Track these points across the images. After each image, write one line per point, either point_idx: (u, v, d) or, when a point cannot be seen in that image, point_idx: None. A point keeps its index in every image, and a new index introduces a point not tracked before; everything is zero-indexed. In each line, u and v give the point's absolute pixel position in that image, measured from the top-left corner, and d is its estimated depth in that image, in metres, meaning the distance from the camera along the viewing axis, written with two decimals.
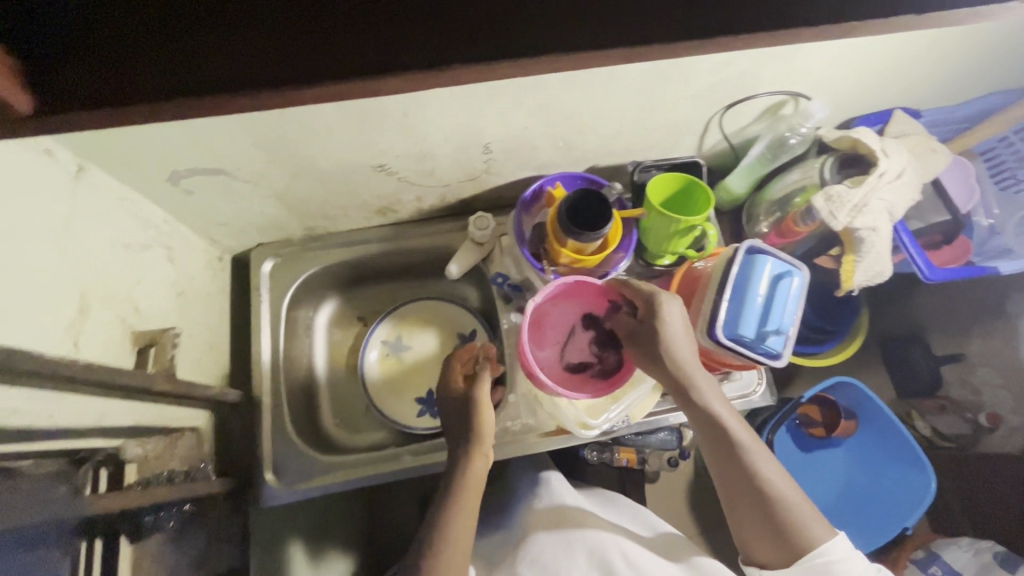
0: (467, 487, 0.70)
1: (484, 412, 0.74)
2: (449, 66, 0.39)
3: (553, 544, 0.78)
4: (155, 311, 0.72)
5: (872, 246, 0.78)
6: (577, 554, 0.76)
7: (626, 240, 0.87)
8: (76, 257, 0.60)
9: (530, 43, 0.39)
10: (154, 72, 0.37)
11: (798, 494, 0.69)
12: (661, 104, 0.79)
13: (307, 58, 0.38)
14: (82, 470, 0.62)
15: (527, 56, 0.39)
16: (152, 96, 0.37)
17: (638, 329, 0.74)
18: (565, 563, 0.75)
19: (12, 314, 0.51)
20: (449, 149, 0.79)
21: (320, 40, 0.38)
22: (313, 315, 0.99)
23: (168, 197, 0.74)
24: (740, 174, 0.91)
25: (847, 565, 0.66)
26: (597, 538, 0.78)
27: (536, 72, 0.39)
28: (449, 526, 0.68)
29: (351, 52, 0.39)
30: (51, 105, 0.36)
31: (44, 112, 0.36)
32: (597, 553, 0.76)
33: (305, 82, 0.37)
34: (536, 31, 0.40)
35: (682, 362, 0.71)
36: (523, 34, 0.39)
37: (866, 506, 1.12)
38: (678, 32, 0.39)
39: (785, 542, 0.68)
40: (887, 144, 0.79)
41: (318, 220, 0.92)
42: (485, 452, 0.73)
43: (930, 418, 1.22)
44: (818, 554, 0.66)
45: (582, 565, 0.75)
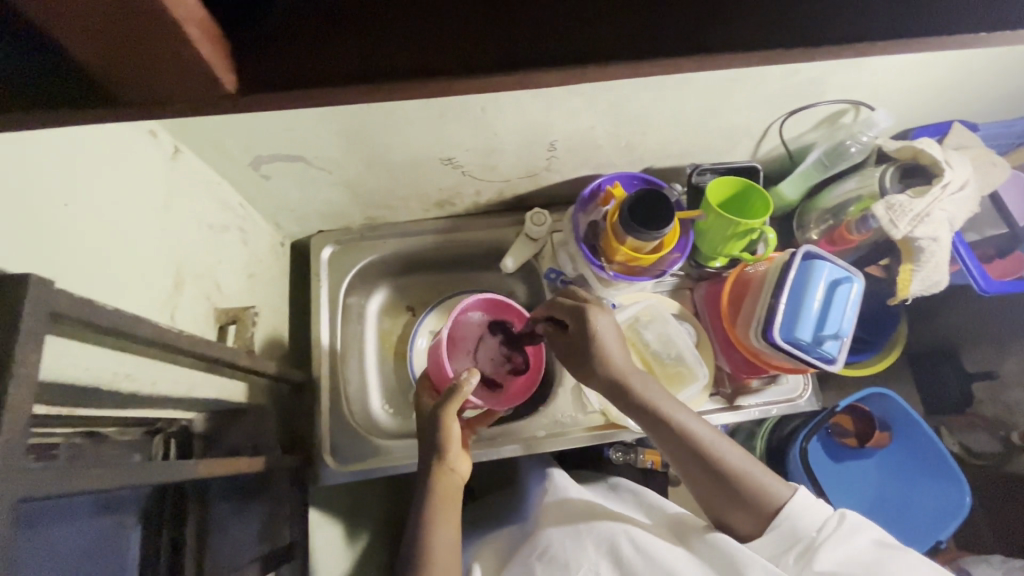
0: (439, 491, 0.72)
1: (450, 424, 0.73)
2: (636, 56, 0.32)
3: (557, 538, 0.76)
4: (231, 291, 0.75)
5: (931, 256, 0.79)
6: (585, 545, 0.73)
7: (682, 241, 0.88)
8: (172, 234, 0.63)
9: (727, 33, 0.32)
10: (341, 41, 0.30)
11: (753, 463, 0.70)
12: (726, 109, 0.80)
13: (495, 37, 0.31)
14: (156, 442, 0.67)
15: (723, 50, 0.32)
16: (339, 74, 0.30)
17: (573, 343, 0.77)
18: (573, 555, 0.72)
19: (125, 284, 0.55)
20: (516, 144, 0.81)
21: (515, 13, 0.31)
22: (366, 303, 1.01)
23: (247, 181, 0.77)
24: (794, 180, 0.91)
25: (810, 514, 0.66)
26: (604, 529, 0.74)
27: (727, 69, 0.33)
28: (430, 529, 0.71)
29: (543, 32, 0.31)
30: (256, 82, 0.29)
31: (250, 90, 0.29)
32: (604, 543, 0.73)
33: (494, 67, 0.31)
34: (730, 16, 0.33)
35: (617, 368, 0.74)
36: (720, 18, 0.32)
37: (898, 518, 1.10)
38: (887, 28, 0.33)
39: (753, 511, 0.67)
40: (950, 157, 0.80)
41: (378, 210, 0.94)
42: (453, 460, 0.74)
43: (959, 434, 1.22)
44: (785, 517, 0.66)
45: (592, 556, 0.72)
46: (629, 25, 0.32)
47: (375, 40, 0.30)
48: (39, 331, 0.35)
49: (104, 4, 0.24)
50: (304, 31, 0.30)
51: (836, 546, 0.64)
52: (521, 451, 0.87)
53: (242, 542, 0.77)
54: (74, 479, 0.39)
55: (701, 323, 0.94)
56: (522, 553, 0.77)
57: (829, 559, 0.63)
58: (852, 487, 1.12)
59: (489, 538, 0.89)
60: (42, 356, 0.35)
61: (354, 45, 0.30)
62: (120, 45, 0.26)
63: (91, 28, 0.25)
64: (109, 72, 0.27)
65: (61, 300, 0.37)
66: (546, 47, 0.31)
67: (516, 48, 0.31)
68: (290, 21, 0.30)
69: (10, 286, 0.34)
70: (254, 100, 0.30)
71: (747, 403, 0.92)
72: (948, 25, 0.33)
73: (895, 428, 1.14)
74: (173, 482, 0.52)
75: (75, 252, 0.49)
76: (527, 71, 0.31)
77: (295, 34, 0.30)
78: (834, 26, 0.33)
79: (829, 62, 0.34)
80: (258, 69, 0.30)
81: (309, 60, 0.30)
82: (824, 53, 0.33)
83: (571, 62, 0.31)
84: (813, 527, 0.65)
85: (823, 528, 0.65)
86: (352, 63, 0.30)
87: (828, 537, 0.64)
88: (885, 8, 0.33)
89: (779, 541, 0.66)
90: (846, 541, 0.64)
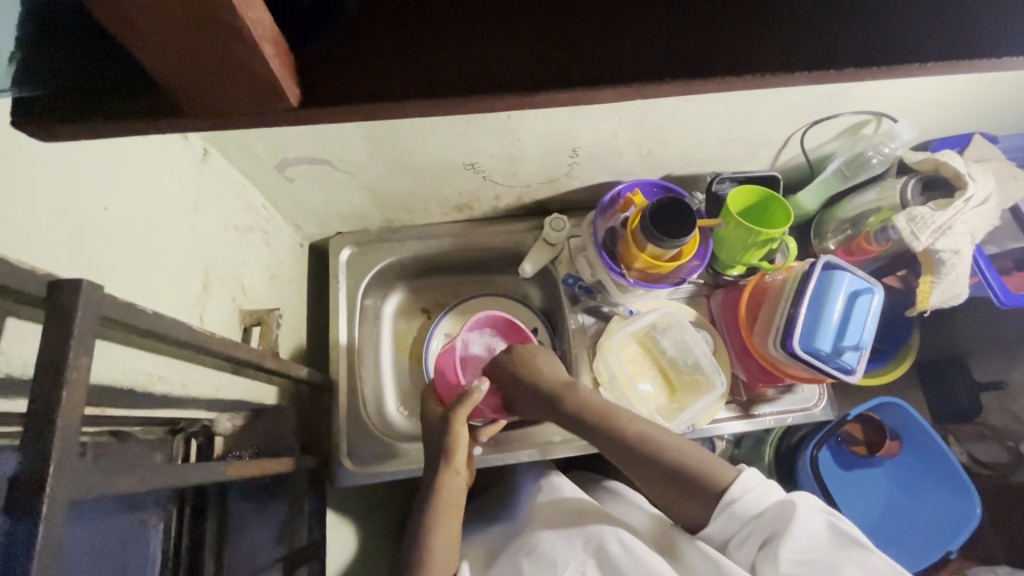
0: (437, 492, 0.73)
1: (457, 428, 0.74)
2: (676, 76, 0.33)
3: (548, 537, 0.73)
4: (254, 293, 0.76)
5: (952, 269, 0.80)
6: (574, 544, 0.70)
7: (701, 249, 0.88)
8: (200, 236, 0.63)
9: (764, 55, 0.33)
10: (401, 69, 0.33)
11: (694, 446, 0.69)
12: (749, 118, 0.80)
13: (541, 62, 0.32)
14: (177, 441, 0.65)
15: (761, 70, 0.33)
16: (400, 91, 0.32)
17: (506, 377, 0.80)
18: (560, 553, 0.69)
19: (157, 287, 0.55)
20: (539, 150, 0.82)
21: (560, 37, 0.33)
22: (382, 304, 1.01)
23: (272, 183, 0.78)
24: (813, 189, 0.92)
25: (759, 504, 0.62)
26: (594, 528, 0.71)
27: (763, 89, 0.34)
28: (428, 532, 0.71)
29: (587, 57, 0.33)
30: (319, 97, 0.32)
31: (311, 103, 0.32)
32: (592, 542, 0.70)
33: (542, 86, 0.32)
34: (767, 38, 0.34)
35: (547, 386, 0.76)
36: (756, 40, 0.33)
37: (909, 528, 1.07)
38: (921, 51, 0.33)
39: (701, 495, 0.66)
40: (973, 170, 0.80)
41: (397, 213, 0.94)
42: (458, 466, 0.75)
43: (967, 444, 1.21)
44: (731, 498, 0.64)
45: (579, 555, 0.69)
46: (669, 46, 0.33)
47: (433, 64, 0.33)
48: (90, 334, 0.35)
49: (184, 19, 0.26)
50: (365, 57, 0.33)
51: (783, 535, 0.59)
52: (537, 456, 0.87)
53: (261, 542, 0.77)
54: (115, 481, 0.39)
55: (718, 331, 0.94)
56: (510, 552, 0.75)
57: (772, 547, 0.59)
58: (862, 496, 1.09)
59: (478, 536, 0.86)
60: (92, 360, 0.35)
61: (411, 69, 0.32)
62: (196, 60, 0.28)
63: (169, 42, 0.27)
64: (180, 84, 0.30)
65: (109, 303, 0.37)
66: (591, 66, 0.32)
67: (573, 69, 0.32)
68: (355, 50, 0.33)
69: (65, 289, 0.34)
70: (316, 112, 0.32)
71: (762, 412, 0.92)
72: (983, 45, 0.33)
73: (903, 436, 1.12)
74: (203, 484, 0.52)
75: (113, 254, 0.49)
76: (571, 87, 0.32)
77: (358, 61, 0.33)
78: (870, 45, 0.34)
79: (863, 82, 0.34)
80: (323, 90, 0.32)
81: (371, 81, 0.32)
82: (858, 74, 0.33)
83: (614, 80, 0.32)
84: (758, 510, 0.63)
85: (769, 513, 0.62)
86: (409, 83, 0.32)
87: (773, 522, 0.61)
88: (916, 31, 0.34)
89: (726, 525, 0.64)
90: (795, 530, 0.59)
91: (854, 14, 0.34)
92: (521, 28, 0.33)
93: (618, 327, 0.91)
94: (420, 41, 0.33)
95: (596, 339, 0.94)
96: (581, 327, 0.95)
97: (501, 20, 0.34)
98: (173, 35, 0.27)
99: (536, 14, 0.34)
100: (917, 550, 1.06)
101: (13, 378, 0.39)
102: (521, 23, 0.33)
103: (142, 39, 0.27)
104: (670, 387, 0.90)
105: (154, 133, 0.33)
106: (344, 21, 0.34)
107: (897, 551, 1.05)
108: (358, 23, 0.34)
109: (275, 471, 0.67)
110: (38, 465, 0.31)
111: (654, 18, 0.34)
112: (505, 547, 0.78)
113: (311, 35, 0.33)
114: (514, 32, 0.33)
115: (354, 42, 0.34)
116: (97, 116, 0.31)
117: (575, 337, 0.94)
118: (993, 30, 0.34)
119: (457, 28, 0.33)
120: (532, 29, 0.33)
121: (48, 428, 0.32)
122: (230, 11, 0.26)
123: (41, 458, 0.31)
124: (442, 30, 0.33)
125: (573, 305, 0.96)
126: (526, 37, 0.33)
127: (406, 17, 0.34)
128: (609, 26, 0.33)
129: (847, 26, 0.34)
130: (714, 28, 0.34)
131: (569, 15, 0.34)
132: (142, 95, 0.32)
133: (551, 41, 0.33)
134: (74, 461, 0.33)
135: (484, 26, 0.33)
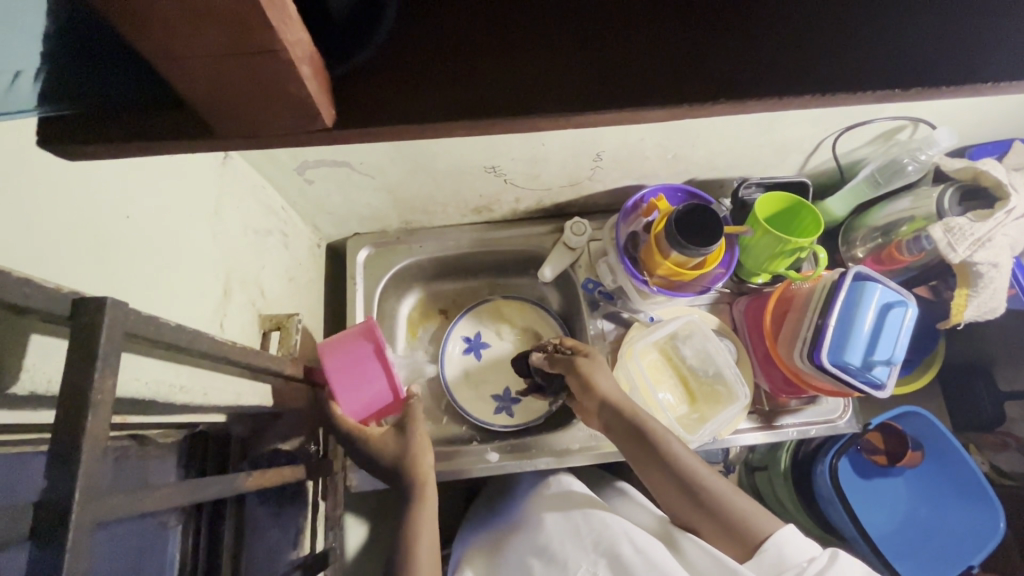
0: (427, 496, 0.71)
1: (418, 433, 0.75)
2: (701, 98, 0.31)
3: (556, 535, 0.69)
4: (273, 297, 0.75)
5: (990, 282, 0.77)
6: (584, 544, 0.66)
7: (727, 257, 0.86)
8: (221, 240, 0.62)
9: (797, 73, 0.31)
10: (433, 91, 0.32)
11: (729, 488, 0.66)
12: (780, 123, 0.78)
13: (571, 76, 0.32)
14: (194, 443, 0.65)
15: (794, 90, 0.31)
16: (432, 115, 0.31)
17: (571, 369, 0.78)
18: (571, 555, 0.65)
19: (180, 294, 0.54)
20: (562, 154, 0.80)
21: (590, 56, 0.32)
22: (398, 306, 1.00)
23: (292, 185, 0.77)
24: (843, 195, 0.88)
25: (799, 548, 0.59)
26: (604, 529, 0.67)
27: (797, 110, 0.32)
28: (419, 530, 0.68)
29: (614, 73, 0.32)
30: (353, 117, 0.32)
31: (345, 124, 0.32)
32: (603, 543, 0.65)
33: (567, 106, 0.31)
34: (801, 58, 0.32)
35: (604, 394, 0.75)
36: (787, 59, 0.32)
37: (928, 540, 1.00)
38: (963, 70, 0.31)
39: (723, 530, 0.64)
40: (1014, 179, 0.77)
41: (416, 215, 0.93)
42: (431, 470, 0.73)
43: (990, 453, 1.13)
44: (772, 541, 0.60)
45: (590, 556, 0.65)
46: (690, 62, 0.32)
47: (469, 84, 0.32)
48: (115, 354, 0.34)
49: (220, 49, 0.26)
50: (406, 76, 0.32)
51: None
52: (554, 464, 0.85)
53: (277, 547, 0.76)
54: (140, 499, 0.38)
55: (741, 339, 0.92)
56: (518, 547, 0.71)
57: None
58: (879, 507, 1.02)
59: (480, 533, 0.83)
60: (117, 380, 0.34)
61: (447, 88, 0.32)
62: (234, 85, 0.28)
63: (207, 72, 0.27)
64: (215, 110, 0.29)
65: (135, 320, 0.36)
66: (620, 85, 0.31)
67: (620, 88, 0.31)
68: (390, 73, 0.33)
69: (91, 308, 0.33)
70: (351, 133, 0.32)
71: (785, 424, 0.89)
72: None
73: (925, 445, 1.04)
74: (223, 494, 0.52)
75: (135, 263, 0.48)
76: (592, 108, 0.31)
77: (397, 82, 0.32)
78: (903, 61, 0.32)
79: (893, 104, 0.32)
80: (362, 115, 0.32)
81: (406, 101, 0.32)
82: (889, 94, 0.32)
83: (641, 99, 0.31)
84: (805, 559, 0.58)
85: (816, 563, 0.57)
86: (444, 105, 0.31)
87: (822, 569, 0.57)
88: (954, 47, 0.32)
89: (766, 573, 0.58)
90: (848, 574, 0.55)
91: (887, 32, 0.32)
92: (565, 49, 0.32)
93: (639, 335, 0.89)
94: (454, 61, 0.33)
95: (615, 345, 0.92)
96: (600, 333, 0.92)
97: (531, 39, 0.33)
98: (212, 62, 0.26)
99: (569, 33, 0.33)
100: (934, 567, 0.98)
101: (38, 395, 0.38)
102: (549, 42, 0.33)
103: (180, 60, 0.26)
104: (690, 396, 0.88)
105: (190, 152, 0.33)
106: (384, 46, 0.34)
107: (913, 567, 0.98)
108: (398, 45, 0.34)
109: (294, 477, 0.66)
110: (64, 492, 0.30)
111: (699, 38, 0.32)
112: (510, 542, 0.74)
113: (349, 53, 0.33)
114: (555, 58, 0.32)
115: (393, 63, 0.33)
116: (137, 138, 0.32)
117: (594, 343, 0.92)
118: None
119: (493, 48, 0.33)
120: (574, 49, 0.32)
121: (72, 452, 0.31)
122: (270, 33, 0.25)
123: (67, 482, 0.31)
124: (479, 54, 0.33)
125: (592, 310, 0.94)
126: (570, 61, 0.32)
127: (443, 38, 0.34)
128: (637, 44, 0.32)
129: (879, 42, 0.32)
130: (749, 48, 0.32)
131: (597, 33, 0.33)
132: (172, 119, 0.32)
133: (580, 60, 0.32)
134: (99, 484, 0.32)
135: (517, 45, 0.33)
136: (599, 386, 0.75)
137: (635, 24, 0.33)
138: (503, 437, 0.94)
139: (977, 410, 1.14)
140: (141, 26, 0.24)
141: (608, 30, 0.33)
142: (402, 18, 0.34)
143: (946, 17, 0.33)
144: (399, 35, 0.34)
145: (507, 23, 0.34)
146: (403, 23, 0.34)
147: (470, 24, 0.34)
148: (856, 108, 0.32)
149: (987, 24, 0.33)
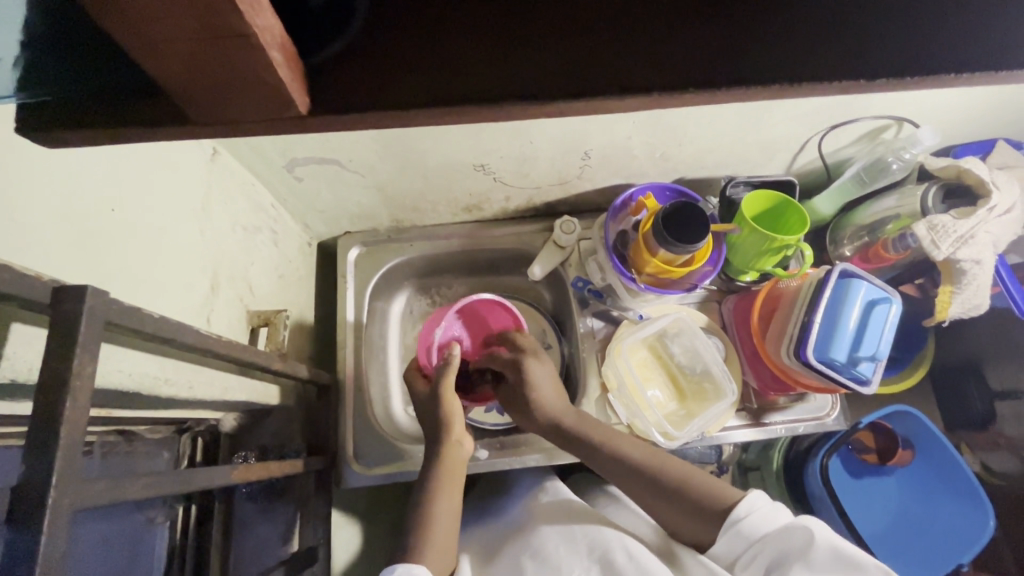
0: (449, 479, 0.72)
1: (448, 400, 0.76)
2: (675, 92, 0.32)
3: (550, 540, 0.69)
4: (262, 293, 0.75)
5: (973, 280, 0.77)
6: (577, 549, 0.67)
7: (715, 255, 0.87)
8: (208, 235, 0.62)
9: (762, 65, 0.32)
10: (410, 81, 0.32)
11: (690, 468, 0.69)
12: (766, 123, 0.79)
13: (544, 62, 0.32)
14: (183, 440, 0.68)
15: (760, 83, 0.32)
16: (409, 102, 0.32)
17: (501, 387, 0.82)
18: (565, 557, 0.66)
19: (165, 286, 0.54)
20: (551, 152, 0.81)
21: (563, 42, 0.33)
22: (389, 305, 0.99)
23: (282, 182, 0.78)
24: (830, 193, 0.89)
25: (765, 518, 0.61)
26: (598, 533, 0.68)
27: (762, 100, 0.32)
28: (439, 496, 0.69)
29: (583, 58, 0.32)
30: (330, 106, 0.33)
31: (323, 114, 0.32)
32: (596, 548, 0.66)
33: (541, 95, 0.32)
34: (768, 48, 0.33)
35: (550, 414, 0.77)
36: (753, 48, 0.32)
37: (918, 541, 1.00)
38: (930, 60, 0.32)
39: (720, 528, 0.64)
40: (997, 178, 0.78)
41: (406, 213, 0.93)
42: (459, 436, 0.76)
43: (981, 453, 1.13)
44: (736, 518, 0.62)
45: (583, 561, 0.65)
46: (659, 52, 0.32)
47: (447, 74, 0.32)
48: (95, 341, 0.34)
49: (192, 31, 0.26)
50: (385, 65, 0.33)
51: (788, 560, 0.56)
52: (544, 461, 0.85)
53: (267, 543, 0.76)
54: (123, 488, 0.38)
55: (729, 337, 0.93)
56: (511, 550, 0.71)
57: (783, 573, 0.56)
58: (869, 507, 1.02)
59: (474, 535, 0.82)
60: (96, 366, 0.34)
61: (421, 79, 0.32)
62: (207, 68, 0.28)
63: (182, 53, 0.28)
64: (190, 94, 0.30)
65: (115, 309, 0.36)
66: (590, 73, 0.32)
67: (588, 77, 0.32)
68: (373, 65, 0.33)
69: (70, 296, 0.33)
70: (328, 119, 0.33)
71: (773, 421, 0.90)
72: (982, 52, 0.32)
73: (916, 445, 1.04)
74: (208, 487, 0.52)
75: (119, 254, 0.48)
76: (562, 97, 0.32)
77: (377, 72, 0.33)
78: (872, 53, 0.33)
79: (850, 97, 0.34)
80: (342, 107, 0.32)
81: (385, 90, 0.33)
82: (848, 86, 0.33)
83: (610, 89, 0.32)
84: (763, 531, 0.60)
85: (773, 535, 0.59)
86: (419, 95, 0.32)
87: (777, 546, 0.58)
88: (916, 37, 0.33)
89: (733, 548, 0.61)
90: (805, 556, 0.55)
91: (853, 21, 0.33)
92: (541, 44, 0.33)
93: (628, 332, 0.90)
94: (431, 52, 0.33)
95: (604, 344, 0.92)
96: (590, 331, 0.93)
97: (508, 27, 0.33)
98: (188, 46, 0.27)
99: (543, 21, 0.34)
100: (923, 567, 0.98)
101: (18, 382, 0.38)
102: (521, 30, 0.33)
103: (155, 43, 0.27)
104: (679, 394, 0.89)
105: (167, 139, 0.33)
106: (363, 38, 0.34)
107: (903, 566, 0.98)
108: (377, 36, 0.34)
109: (283, 473, 0.66)
110: (41, 476, 0.31)
111: (664, 30, 0.33)
112: (506, 546, 0.74)
113: (331, 45, 0.33)
114: (530, 45, 0.33)
115: (373, 51, 0.34)
116: (113, 125, 0.33)
117: (584, 342, 0.92)
118: (994, 35, 0.33)
119: (468, 38, 0.33)
120: (551, 39, 0.33)
121: (51, 438, 0.31)
122: (240, 17, 0.25)
123: (42, 471, 0.31)
124: (456, 43, 0.33)
125: (581, 309, 0.94)
126: (550, 53, 0.32)
127: (420, 29, 0.34)
128: (611, 34, 0.33)
129: (844, 33, 0.33)
130: (716, 38, 0.33)
131: (571, 21, 0.34)
132: (155, 103, 0.33)
133: (552, 48, 0.33)
134: (78, 472, 0.33)
135: (491, 33, 0.33)
136: (544, 406, 0.78)
137: (611, 15, 0.34)
138: (495, 434, 0.92)
139: (968, 409, 1.14)
140: (119, 12, 0.25)
141: (583, 18, 0.34)
142: (381, 8, 0.35)
143: (913, 6, 0.34)
144: (377, 27, 0.35)
145: (482, 18, 0.34)
146: (380, 12, 0.35)
147: (446, 13, 0.34)
148: (817, 99, 0.33)
149: (957, 16, 0.33)
